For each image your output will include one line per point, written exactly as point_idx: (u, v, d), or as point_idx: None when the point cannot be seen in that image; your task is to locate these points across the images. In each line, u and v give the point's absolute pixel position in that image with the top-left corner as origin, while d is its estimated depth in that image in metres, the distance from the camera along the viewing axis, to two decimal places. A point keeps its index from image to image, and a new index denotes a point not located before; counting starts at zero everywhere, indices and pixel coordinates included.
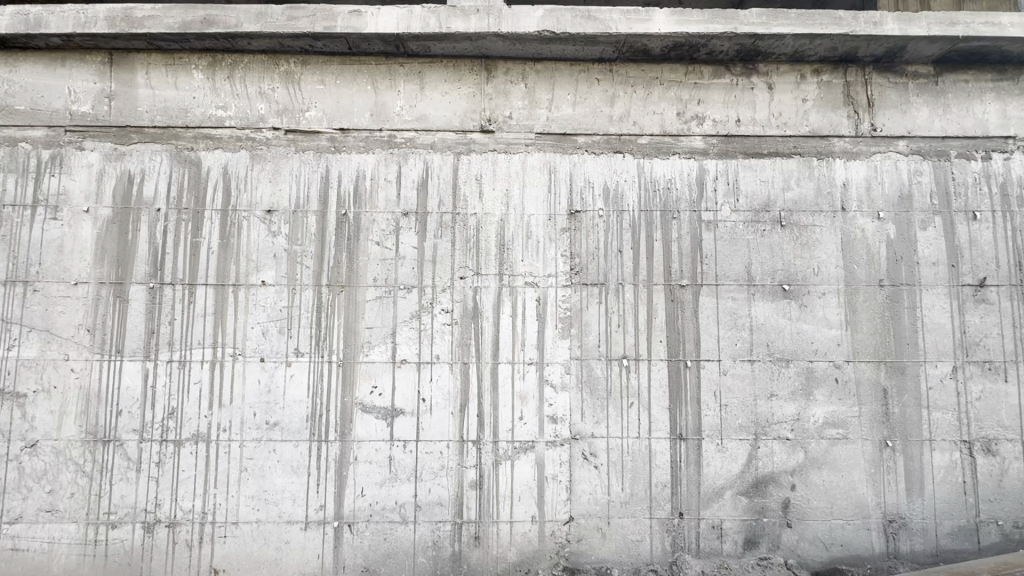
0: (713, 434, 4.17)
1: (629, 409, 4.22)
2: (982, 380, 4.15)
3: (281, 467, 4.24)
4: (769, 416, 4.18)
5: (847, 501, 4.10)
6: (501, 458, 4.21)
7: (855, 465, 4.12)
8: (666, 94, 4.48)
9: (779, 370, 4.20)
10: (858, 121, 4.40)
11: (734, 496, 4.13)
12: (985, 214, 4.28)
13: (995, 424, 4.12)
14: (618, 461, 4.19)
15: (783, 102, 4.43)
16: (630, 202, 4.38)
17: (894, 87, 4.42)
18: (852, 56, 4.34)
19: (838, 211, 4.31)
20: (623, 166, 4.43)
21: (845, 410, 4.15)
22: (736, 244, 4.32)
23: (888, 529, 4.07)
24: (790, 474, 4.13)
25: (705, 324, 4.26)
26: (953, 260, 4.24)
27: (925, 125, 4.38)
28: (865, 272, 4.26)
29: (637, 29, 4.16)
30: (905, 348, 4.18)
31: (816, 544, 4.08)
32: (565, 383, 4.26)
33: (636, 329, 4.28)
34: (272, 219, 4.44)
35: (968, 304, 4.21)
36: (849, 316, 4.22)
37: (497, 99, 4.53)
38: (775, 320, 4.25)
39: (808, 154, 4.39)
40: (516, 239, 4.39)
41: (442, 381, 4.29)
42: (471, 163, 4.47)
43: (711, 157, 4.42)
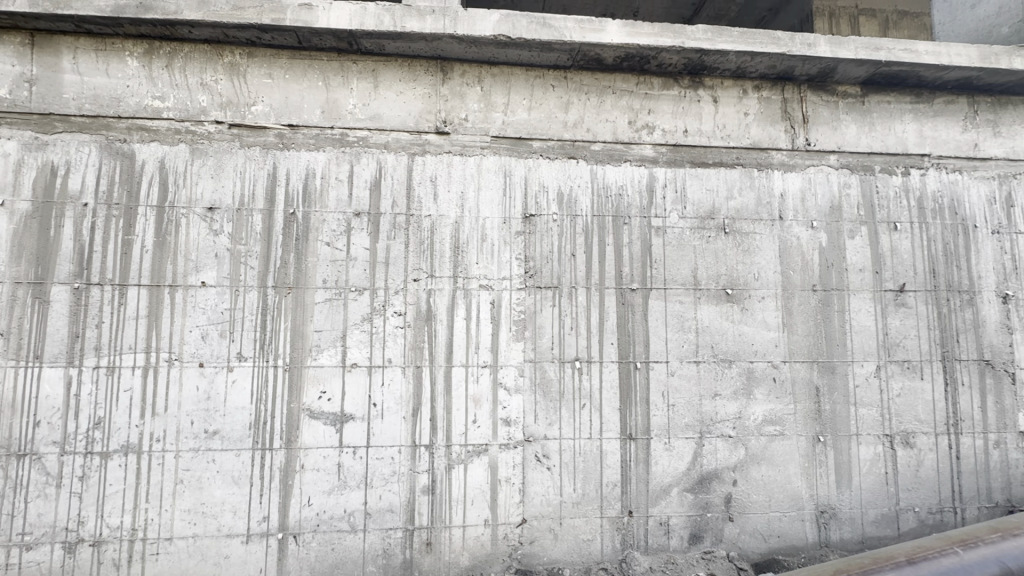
0: (661, 433, 4.30)
1: (581, 410, 4.29)
2: (901, 378, 4.50)
3: (221, 477, 4.03)
4: (713, 414, 4.35)
5: (783, 493, 4.33)
6: (454, 462, 4.18)
7: (791, 460, 4.35)
8: (618, 102, 4.60)
9: (722, 370, 4.40)
10: (794, 135, 4.68)
11: (680, 493, 4.28)
12: (905, 225, 4.65)
13: (913, 418, 4.48)
14: (571, 462, 4.24)
15: (727, 115, 4.65)
16: (583, 207, 4.47)
17: (826, 105, 4.73)
18: (789, 75, 4.62)
19: (776, 220, 4.57)
20: (576, 172, 4.51)
21: (782, 407, 4.39)
22: (683, 249, 4.49)
23: (820, 519, 4.33)
24: (732, 470, 4.32)
25: (654, 327, 4.40)
26: (877, 267, 4.58)
27: (853, 141, 4.71)
28: (800, 277, 4.52)
29: (591, 38, 4.25)
30: (835, 349, 4.47)
31: (755, 536, 4.28)
32: (519, 386, 4.28)
33: (589, 332, 4.36)
34: (213, 217, 4.22)
35: (889, 307, 4.55)
36: (786, 319, 4.47)
37: (453, 100, 4.51)
38: (719, 323, 4.44)
39: (749, 165, 4.63)
40: (470, 242, 4.38)
41: (394, 385, 4.21)
42: (425, 165, 4.43)
43: (660, 166, 4.57)
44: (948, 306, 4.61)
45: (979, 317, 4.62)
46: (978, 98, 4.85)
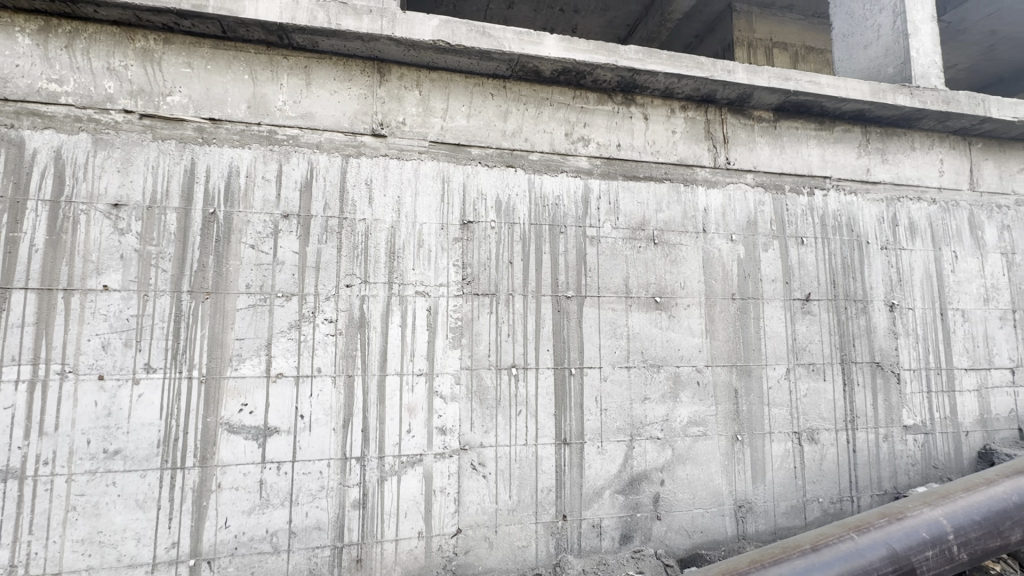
0: (594, 437, 4.42)
1: (517, 417, 4.31)
2: (808, 379, 4.92)
3: (123, 502, 3.65)
4: (643, 417, 4.53)
5: (706, 491, 4.58)
6: (387, 474, 4.05)
7: (713, 459, 4.62)
8: (555, 114, 4.72)
9: (651, 375, 4.59)
10: (716, 154, 5.02)
11: (612, 495, 4.40)
12: (810, 240, 5.11)
13: (817, 416, 4.90)
14: (506, 469, 4.24)
15: (657, 132, 4.91)
16: (521, 215, 4.52)
17: (744, 128, 5.12)
18: (712, 98, 4.96)
19: (700, 233, 4.86)
20: (514, 181, 4.56)
21: (705, 409, 4.66)
22: (616, 258, 4.66)
23: (738, 514, 4.62)
24: (659, 470, 4.51)
25: (588, 334, 4.52)
26: (787, 278, 5.00)
27: (767, 162, 5.13)
28: (720, 286, 4.84)
29: (530, 50, 4.33)
30: (751, 354, 4.82)
31: (680, 532, 4.50)
32: (455, 394, 4.23)
33: (525, 340, 4.40)
34: (119, 214, 3.85)
35: (797, 315, 4.97)
36: (708, 325, 4.76)
37: (390, 103, 4.42)
38: (649, 330, 4.64)
39: (676, 181, 4.90)
40: (407, 247, 4.29)
41: (324, 395, 4.02)
42: (360, 167, 4.29)
43: (595, 177, 4.73)
44: (846, 313, 5.10)
45: (871, 324, 5.16)
46: (869, 128, 5.45)
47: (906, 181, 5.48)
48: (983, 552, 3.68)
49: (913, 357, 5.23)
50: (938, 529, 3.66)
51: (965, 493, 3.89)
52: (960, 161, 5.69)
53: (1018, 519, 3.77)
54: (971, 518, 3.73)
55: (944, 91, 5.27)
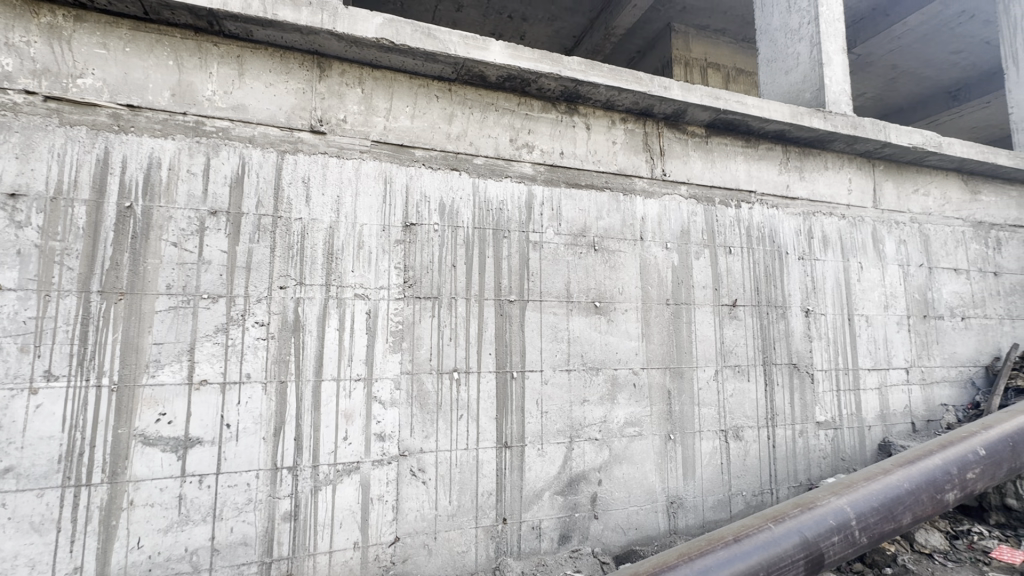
0: (534, 440, 4.48)
1: (458, 421, 4.28)
2: (734, 380, 5.24)
3: (14, 526, 3.27)
4: (582, 419, 4.64)
5: (640, 489, 4.75)
6: (321, 484, 3.89)
7: (647, 457, 4.81)
8: (500, 120, 4.76)
9: (591, 377, 4.72)
10: (653, 165, 5.25)
11: (551, 496, 4.47)
12: (737, 250, 5.46)
13: (742, 414, 5.23)
14: (446, 474, 4.21)
15: (598, 142, 5.08)
16: (465, 219, 4.52)
17: (679, 142, 5.40)
18: (650, 111, 5.19)
19: (638, 240, 5.06)
20: (459, 184, 4.55)
21: (640, 410, 4.84)
22: (558, 263, 4.76)
23: (670, 509, 4.83)
24: (597, 470, 4.64)
25: (530, 337, 4.57)
26: (716, 285, 5.30)
27: (699, 175, 5.43)
28: (656, 292, 5.06)
29: (475, 55, 4.34)
30: (684, 356, 5.07)
31: (616, 530, 4.64)
32: (395, 399, 4.15)
33: (467, 343, 4.39)
34: (16, 206, 3.47)
35: (725, 319, 5.28)
36: (644, 329, 4.96)
37: (330, 99, 4.29)
38: (588, 333, 4.77)
39: (616, 190, 5.08)
40: (346, 249, 4.16)
41: (253, 403, 3.82)
42: (297, 164, 4.13)
43: (538, 184, 4.81)
44: (768, 318, 5.49)
45: (789, 328, 5.58)
46: (789, 148, 5.91)
47: (820, 198, 5.99)
48: (879, 535, 4.07)
49: (825, 359, 5.71)
50: (842, 516, 4.01)
51: (867, 482, 4.27)
52: (865, 181, 6.28)
53: (908, 503, 4.21)
54: (871, 504, 4.11)
55: (852, 117, 5.81)
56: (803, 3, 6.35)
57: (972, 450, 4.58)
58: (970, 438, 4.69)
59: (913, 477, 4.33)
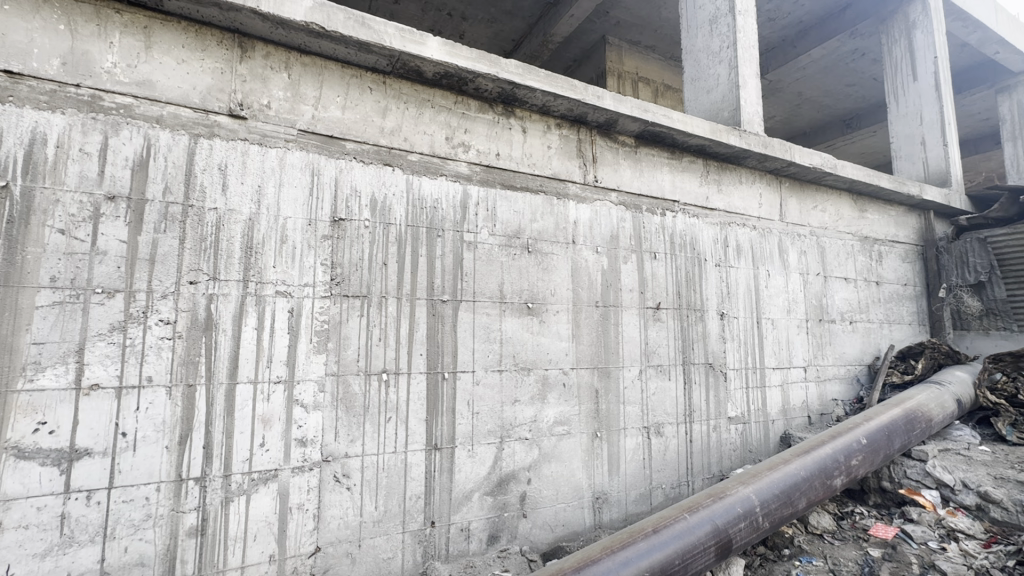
0: (464, 441, 4.44)
1: (386, 424, 4.16)
2: (656, 379, 5.52)
3: None
4: (513, 419, 4.68)
5: (568, 486, 4.87)
6: (233, 495, 3.62)
7: (575, 455, 4.94)
8: (436, 117, 4.69)
9: (522, 378, 4.76)
10: (586, 171, 5.41)
11: (480, 497, 4.46)
12: (661, 256, 5.76)
13: (663, 411, 5.52)
14: (373, 479, 4.07)
15: (534, 145, 5.15)
16: (397, 216, 4.40)
17: (610, 150, 5.61)
18: (583, 119, 5.34)
19: (570, 244, 5.19)
20: (391, 180, 4.42)
21: (569, 408, 4.97)
22: (491, 264, 4.76)
23: (595, 505, 5.00)
24: (526, 469, 4.69)
25: (462, 338, 4.54)
26: (642, 289, 5.56)
27: (628, 183, 5.67)
28: (586, 294, 5.21)
29: (412, 49, 4.24)
30: (611, 356, 5.26)
31: (544, 528, 4.72)
32: (318, 402, 3.95)
33: (397, 344, 4.28)
34: None
35: (649, 321, 5.55)
36: (574, 330, 5.09)
37: (252, 83, 4.01)
38: (521, 334, 4.82)
39: (550, 193, 5.18)
40: (266, 243, 3.91)
41: (155, 409, 3.47)
42: (213, 149, 3.81)
43: (474, 184, 4.79)
44: (687, 320, 5.84)
45: (706, 330, 5.96)
46: (709, 162, 6.33)
47: (735, 210, 6.46)
48: (779, 519, 4.46)
49: (736, 359, 6.17)
50: (748, 504, 4.34)
51: (770, 472, 4.66)
52: (773, 196, 6.87)
53: (804, 490, 4.65)
54: (772, 492, 4.49)
55: (763, 136, 6.33)
56: (723, 29, 6.83)
57: (856, 440, 5.15)
58: (854, 429, 5.26)
59: (808, 466, 4.79)
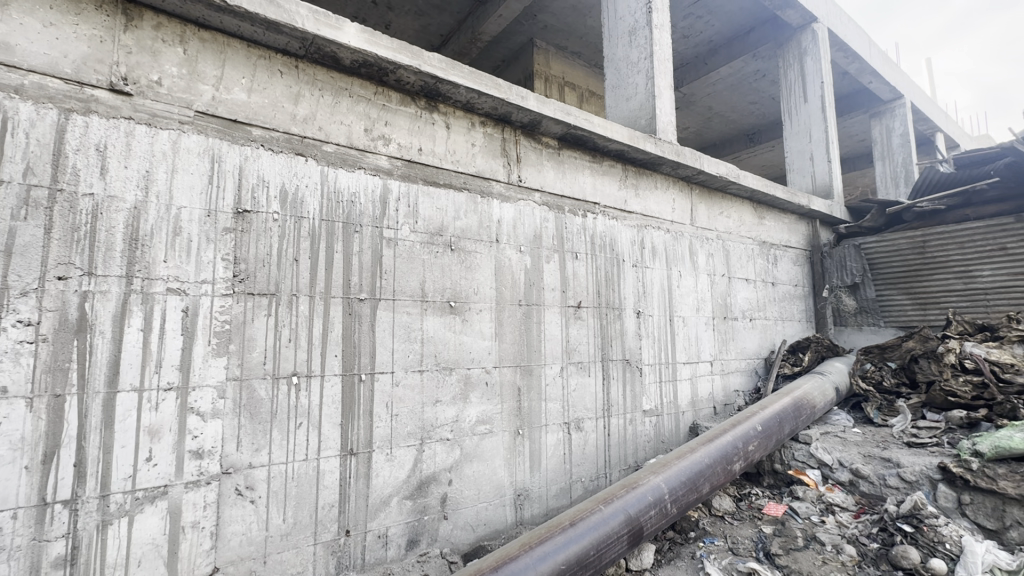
0: (383, 444, 4.28)
1: (297, 430, 3.91)
2: (577, 375, 5.68)
3: None
4: (434, 420, 4.58)
5: (490, 485, 4.87)
6: (112, 518, 3.22)
7: (497, 453, 4.95)
8: (354, 107, 4.48)
9: (443, 378, 4.68)
10: (510, 170, 5.44)
11: (399, 501, 4.32)
12: (582, 255, 5.93)
13: (583, 407, 5.69)
14: (280, 490, 3.81)
15: (457, 142, 5.08)
16: (310, 209, 4.14)
17: (534, 151, 5.68)
18: (507, 118, 5.36)
19: (494, 242, 5.19)
20: (304, 171, 4.16)
21: (491, 407, 4.96)
22: (412, 262, 4.63)
23: (517, 502, 5.04)
24: (447, 470, 4.62)
25: (381, 337, 4.37)
26: (564, 288, 5.69)
27: (551, 184, 5.77)
28: (509, 293, 5.24)
29: (327, 33, 4.01)
30: (533, 354, 5.33)
31: (465, 528, 4.68)
32: (217, 409, 3.63)
33: (309, 345, 4.03)
34: None
35: (571, 320, 5.70)
36: (497, 329, 5.09)
37: (139, 55, 3.58)
38: (443, 334, 4.72)
39: (474, 191, 5.14)
40: (156, 235, 3.52)
41: (10, 424, 3.00)
42: (88, 127, 3.37)
43: (394, 178, 4.63)
44: (606, 318, 6.06)
45: (624, 327, 6.23)
46: (628, 166, 6.62)
47: (651, 213, 6.81)
48: (686, 505, 4.75)
49: (651, 355, 6.50)
50: (658, 492, 4.58)
51: (679, 461, 4.95)
52: (685, 201, 7.33)
53: (708, 475, 4.99)
54: (680, 480, 4.78)
55: (676, 145, 6.73)
56: (641, 40, 7.17)
57: (752, 427, 5.61)
58: (751, 418, 5.74)
59: (711, 453, 5.15)
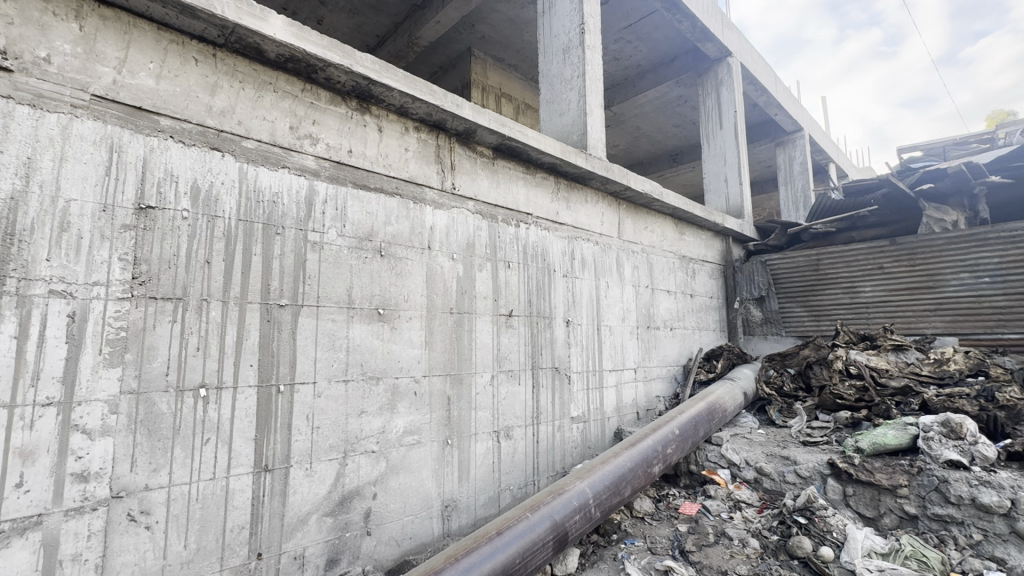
0: (302, 459, 4.05)
1: (203, 447, 3.61)
2: (507, 384, 5.71)
3: None
4: (358, 432, 4.40)
5: (416, 497, 4.75)
6: None
7: (425, 464, 4.85)
8: (278, 102, 4.25)
9: (370, 388, 4.52)
10: (444, 178, 5.40)
11: (319, 519, 4.10)
12: (514, 265, 6.00)
13: (513, 415, 5.73)
14: (182, 513, 3.48)
15: (390, 146, 4.98)
16: (226, 208, 3.87)
17: (468, 159, 5.68)
18: (442, 125, 5.34)
19: (426, 249, 5.12)
20: (220, 167, 3.88)
21: (420, 417, 4.86)
22: (339, 267, 4.45)
23: (444, 513, 4.96)
24: (372, 484, 4.45)
25: (302, 346, 4.14)
26: (496, 297, 5.73)
27: (485, 194, 5.80)
28: (441, 301, 5.18)
29: (250, 23, 3.79)
30: (464, 363, 5.30)
31: (389, 543, 4.52)
32: (108, 426, 3.26)
33: (220, 354, 3.74)
34: None
35: (502, 328, 5.73)
36: (427, 337, 5.01)
37: (23, 27, 3.18)
38: (370, 342, 4.56)
39: (406, 197, 5.04)
40: (37, 230, 3.12)
41: None
42: None
43: (321, 179, 4.44)
44: (537, 327, 6.17)
45: (554, 336, 6.37)
46: (560, 180, 6.81)
47: (581, 226, 7.05)
48: (609, 508, 4.92)
49: (579, 362, 6.70)
50: (584, 497, 4.71)
51: (603, 466, 5.11)
52: (613, 215, 7.65)
53: (630, 479, 5.20)
54: (604, 484, 4.94)
55: (605, 161, 7.03)
56: (574, 59, 7.43)
57: (671, 431, 5.93)
58: (670, 422, 6.07)
59: (633, 457, 5.38)
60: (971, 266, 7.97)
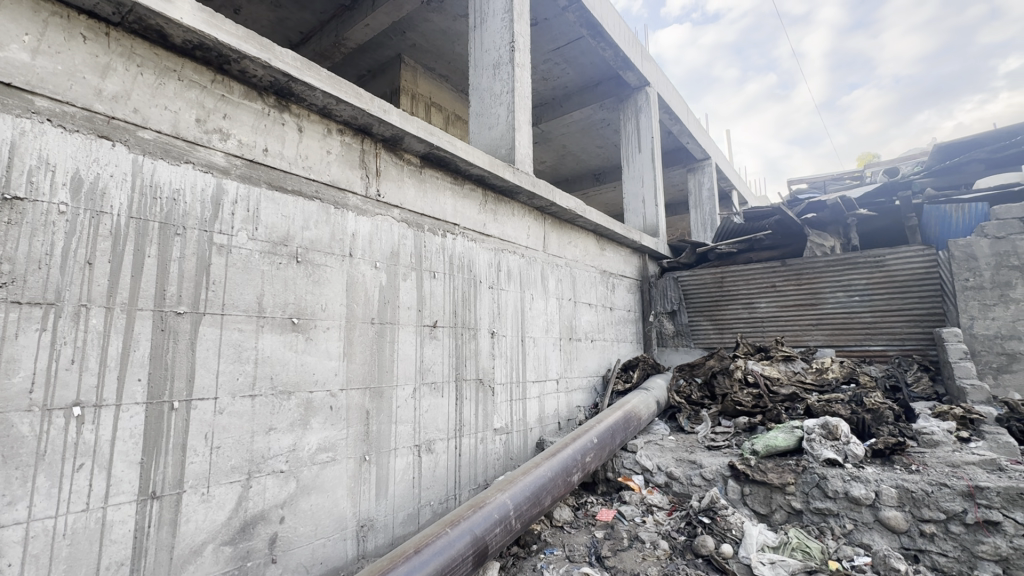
0: (197, 483, 3.67)
1: (76, 474, 3.16)
2: (430, 396, 5.60)
3: None
4: (265, 451, 4.08)
5: (329, 519, 4.48)
6: None
7: (339, 484, 4.58)
8: (184, 92, 3.91)
9: (280, 404, 4.21)
10: (368, 183, 5.23)
11: (215, 549, 3.73)
12: (440, 275, 5.93)
13: (435, 428, 5.62)
14: (44, 552, 3.02)
15: (310, 147, 4.74)
16: (115, 204, 3.47)
17: (395, 166, 5.56)
18: (368, 130, 5.19)
19: (347, 257, 4.91)
20: (109, 158, 3.48)
21: (335, 433, 4.60)
22: (249, 273, 4.14)
23: (359, 533, 4.72)
24: (279, 507, 4.14)
25: (203, 357, 3.78)
26: (420, 307, 5.61)
27: (411, 202, 5.70)
28: (361, 310, 4.98)
29: (153, 3, 3.46)
30: (385, 375, 5.12)
31: (297, 570, 4.22)
32: None
33: (102, 368, 3.32)
34: None
35: (425, 339, 5.63)
36: (345, 348, 4.78)
37: None
38: (281, 353, 4.27)
39: (327, 201, 4.81)
40: None
41: None
42: None
43: (231, 178, 4.13)
44: (462, 338, 6.12)
45: (478, 347, 6.36)
46: (488, 192, 6.87)
47: (508, 238, 7.14)
48: (528, 519, 4.95)
49: (504, 373, 6.74)
50: (504, 509, 4.70)
51: (524, 476, 5.15)
52: (539, 228, 7.83)
53: (550, 488, 5.28)
54: (524, 494, 4.97)
55: (531, 177, 7.21)
56: (504, 75, 7.57)
57: (590, 440, 6.12)
58: (589, 431, 6.27)
59: (554, 466, 5.47)
60: (845, 285, 9.09)
